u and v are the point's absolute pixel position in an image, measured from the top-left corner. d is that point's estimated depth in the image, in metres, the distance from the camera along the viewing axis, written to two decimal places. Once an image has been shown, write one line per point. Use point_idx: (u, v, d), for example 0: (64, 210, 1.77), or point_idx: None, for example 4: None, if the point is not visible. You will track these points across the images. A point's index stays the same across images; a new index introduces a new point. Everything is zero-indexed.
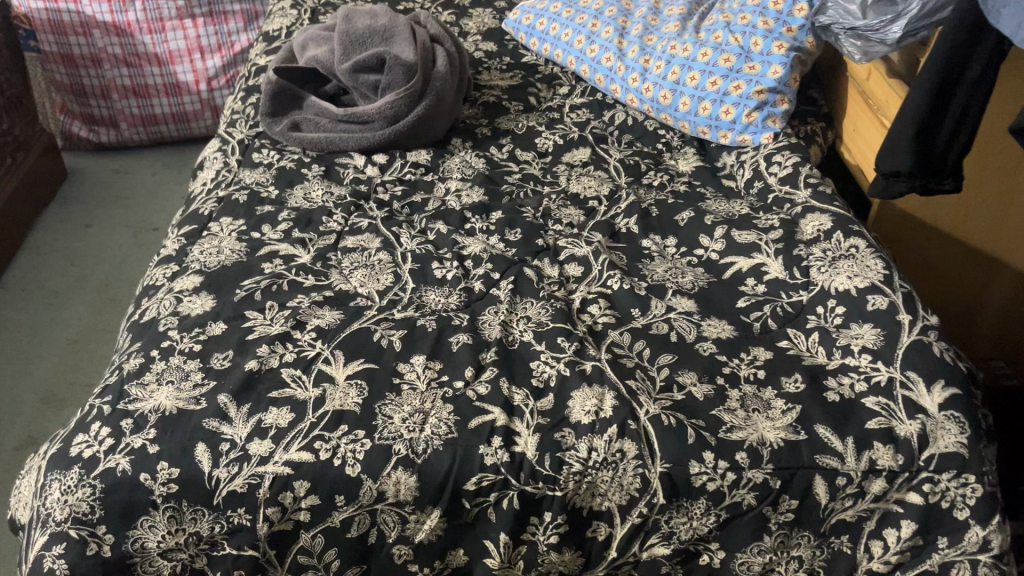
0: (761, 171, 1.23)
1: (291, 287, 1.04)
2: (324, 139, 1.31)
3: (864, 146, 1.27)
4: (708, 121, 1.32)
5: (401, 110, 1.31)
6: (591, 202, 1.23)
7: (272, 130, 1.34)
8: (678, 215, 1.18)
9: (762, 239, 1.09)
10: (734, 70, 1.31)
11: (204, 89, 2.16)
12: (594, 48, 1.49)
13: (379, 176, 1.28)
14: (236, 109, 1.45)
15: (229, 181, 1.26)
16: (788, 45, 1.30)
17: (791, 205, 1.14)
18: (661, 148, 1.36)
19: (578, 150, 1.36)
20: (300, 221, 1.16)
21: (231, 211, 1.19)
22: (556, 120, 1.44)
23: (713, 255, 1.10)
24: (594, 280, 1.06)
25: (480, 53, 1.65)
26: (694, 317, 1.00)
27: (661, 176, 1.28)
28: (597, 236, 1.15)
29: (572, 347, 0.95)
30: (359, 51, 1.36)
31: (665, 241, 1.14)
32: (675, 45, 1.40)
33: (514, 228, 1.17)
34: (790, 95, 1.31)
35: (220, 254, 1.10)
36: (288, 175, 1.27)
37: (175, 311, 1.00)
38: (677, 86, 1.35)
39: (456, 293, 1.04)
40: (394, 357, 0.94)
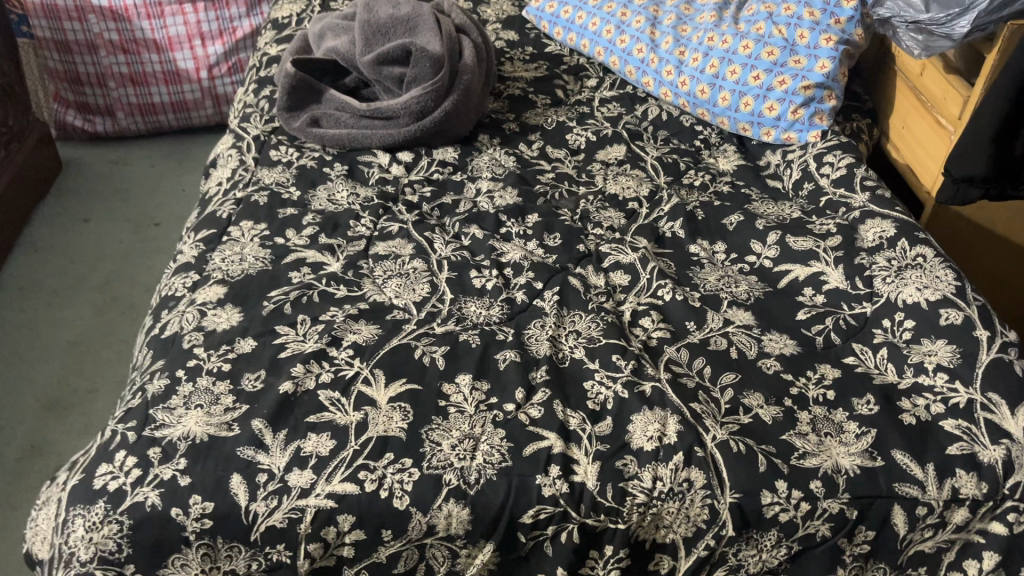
0: (811, 171, 1.17)
1: (322, 298, 0.97)
2: (346, 136, 1.25)
3: (915, 145, 1.22)
4: (750, 117, 1.26)
5: (428, 106, 1.24)
6: (632, 204, 1.17)
7: (291, 126, 1.27)
8: (726, 218, 1.12)
9: (819, 246, 1.04)
10: (779, 63, 1.25)
11: (205, 77, 2.08)
12: (625, 39, 1.42)
13: (405, 175, 1.21)
14: (250, 103, 1.37)
15: (247, 180, 1.19)
16: (837, 38, 1.23)
17: (846, 210, 1.08)
18: (699, 145, 1.30)
19: (612, 147, 1.29)
20: (326, 225, 1.09)
21: (251, 214, 1.12)
22: (586, 115, 1.38)
23: (767, 262, 1.04)
24: (643, 289, 1.00)
25: (501, 42, 1.58)
26: (753, 332, 0.95)
27: (702, 176, 1.22)
28: (642, 241, 1.08)
29: (629, 365, 0.89)
30: (383, 41, 1.28)
31: (714, 246, 1.08)
32: (713, 37, 1.33)
33: (552, 233, 1.11)
34: (838, 91, 1.24)
35: (242, 262, 1.03)
36: (310, 175, 1.20)
37: (200, 326, 0.93)
38: (716, 80, 1.29)
39: (499, 305, 0.98)
40: (438, 376, 0.88)
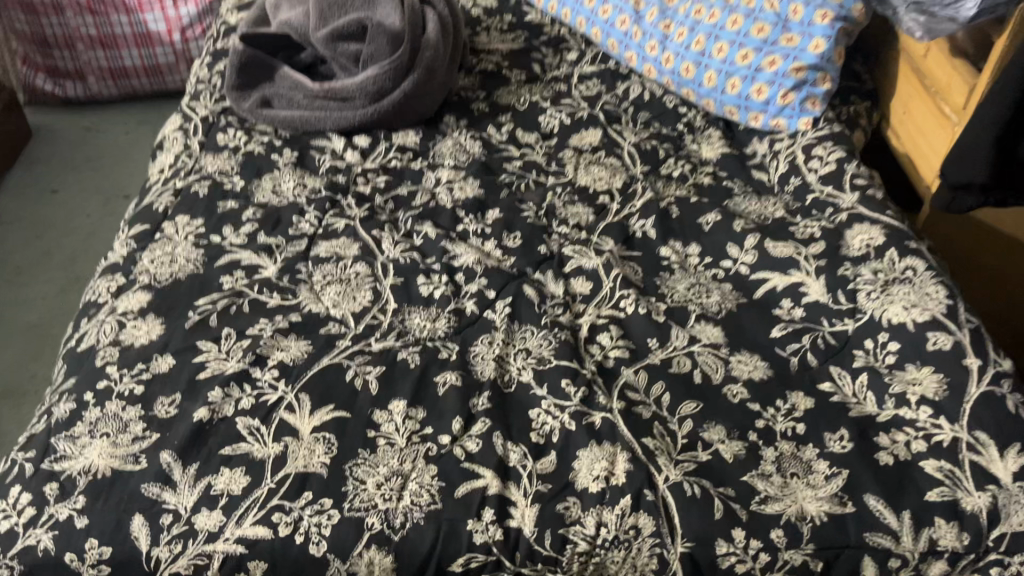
0: (799, 163, 1.07)
1: (252, 308, 0.89)
2: (299, 118, 1.15)
3: (916, 135, 1.11)
4: (736, 100, 1.16)
5: (386, 86, 1.14)
6: (602, 198, 1.08)
7: (240, 107, 1.18)
8: (703, 216, 1.02)
9: (801, 253, 0.94)
10: (769, 41, 1.13)
11: (178, 40, 1.97)
12: (608, 9, 1.32)
13: (359, 163, 1.12)
14: (202, 78, 1.28)
15: (189, 168, 1.11)
16: (833, 14, 1.11)
17: (834, 209, 0.98)
18: (682, 129, 1.20)
19: (587, 131, 1.20)
20: (267, 221, 1.01)
21: (188, 207, 1.04)
22: (563, 94, 1.28)
23: (743, 269, 0.95)
24: (604, 299, 0.92)
25: (478, 10, 1.48)
26: (720, 351, 0.86)
27: (682, 166, 1.13)
28: (608, 243, 1.00)
29: (578, 393, 0.80)
30: (339, 14, 1.18)
31: (686, 249, 0.99)
32: (700, 8, 1.21)
33: (512, 232, 1.02)
34: (834, 73, 1.13)
35: (172, 264, 0.95)
36: (256, 162, 1.11)
37: (117, 339, 0.86)
38: (701, 59, 1.19)
39: (445, 317, 0.90)
40: (370, 403, 0.80)
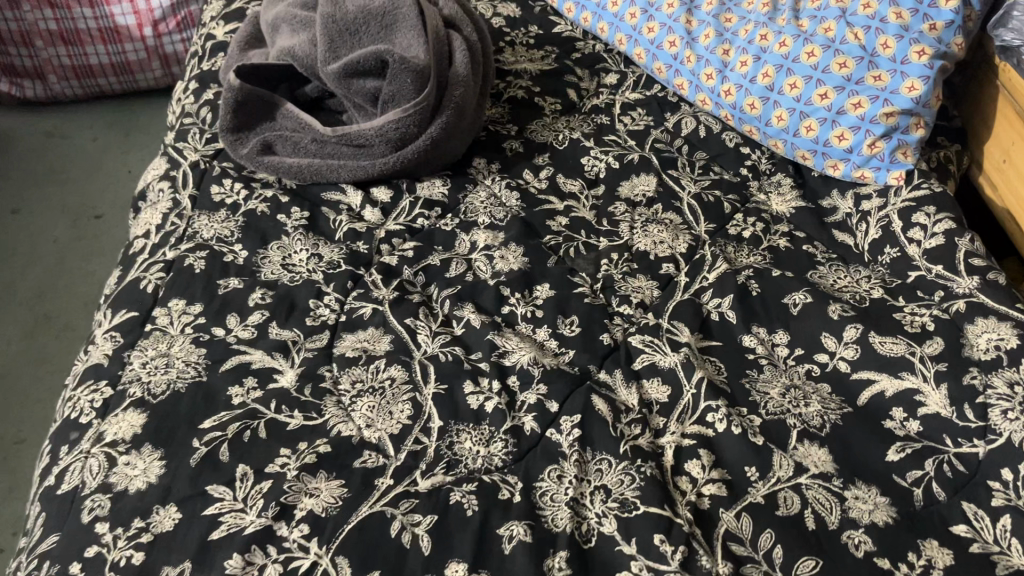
0: (895, 231, 0.92)
1: (270, 433, 0.74)
2: (308, 167, 0.99)
3: (1021, 187, 0.96)
4: (812, 145, 1.01)
5: (410, 131, 0.98)
6: (666, 267, 0.93)
7: (237, 153, 1.01)
8: (789, 294, 0.88)
9: (914, 352, 0.80)
10: (853, 80, 0.98)
11: (150, 35, 1.75)
12: (654, 28, 1.16)
13: (381, 223, 0.97)
14: (188, 111, 1.10)
15: (182, 232, 0.94)
16: (931, 50, 0.95)
17: (946, 295, 0.84)
18: (746, 173, 1.05)
19: (640, 177, 1.04)
20: (279, 308, 0.85)
21: (184, 287, 0.88)
22: (606, 127, 1.12)
23: (841, 366, 0.82)
24: (686, 410, 0.78)
25: (499, 19, 1.30)
26: (833, 484, 0.73)
27: (753, 224, 0.98)
28: (682, 331, 0.85)
29: (676, 553, 0.67)
30: (351, 43, 1.00)
31: (773, 338, 0.85)
32: (766, 33, 1.06)
33: (568, 316, 0.87)
34: (928, 118, 0.98)
35: (168, 370, 0.79)
36: (260, 226, 0.95)
37: (106, 482, 0.70)
38: (770, 94, 1.03)
39: (501, 440, 0.75)
40: (422, 567, 0.65)
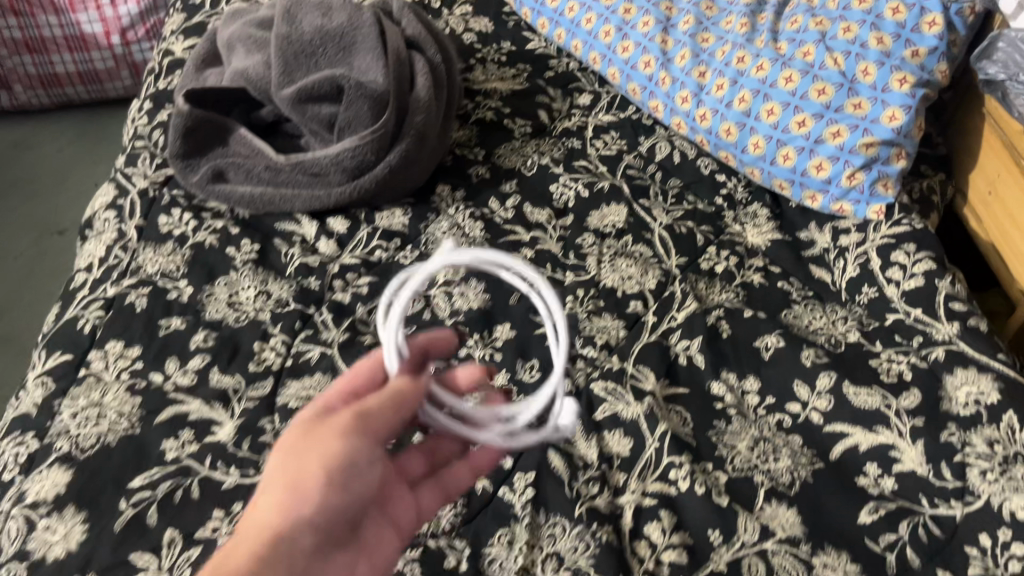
0: (873, 270, 0.88)
1: (203, 493, 0.70)
2: (261, 196, 0.94)
3: (1007, 221, 0.92)
4: (790, 174, 0.96)
5: (367, 159, 0.93)
6: (634, 305, 0.89)
7: (187, 180, 0.96)
8: (761, 337, 0.84)
9: (889, 405, 0.76)
10: (832, 107, 0.93)
11: (117, 43, 1.70)
12: (628, 47, 1.11)
13: (337, 255, 0.92)
14: (140, 133, 1.06)
15: (125, 266, 0.90)
16: (913, 79, 0.91)
17: (925, 341, 0.80)
18: (721, 203, 1.01)
19: (610, 206, 1.00)
20: (222, 353, 0.81)
21: (122, 328, 0.83)
22: (577, 152, 1.07)
23: (814, 417, 0.77)
24: (648, 466, 0.74)
25: (470, 35, 1.25)
26: (800, 550, 0.68)
27: (726, 258, 0.94)
28: (647, 377, 0.81)
29: None
30: (307, 66, 0.95)
31: (743, 384, 0.81)
32: (743, 56, 1.01)
33: (528, 360, 0.83)
34: (910, 148, 0.93)
35: (99, 422, 0.75)
36: (208, 259, 0.90)
37: (24, 549, 0.66)
38: (746, 119, 0.99)
39: (450, 500, 0.71)
40: None
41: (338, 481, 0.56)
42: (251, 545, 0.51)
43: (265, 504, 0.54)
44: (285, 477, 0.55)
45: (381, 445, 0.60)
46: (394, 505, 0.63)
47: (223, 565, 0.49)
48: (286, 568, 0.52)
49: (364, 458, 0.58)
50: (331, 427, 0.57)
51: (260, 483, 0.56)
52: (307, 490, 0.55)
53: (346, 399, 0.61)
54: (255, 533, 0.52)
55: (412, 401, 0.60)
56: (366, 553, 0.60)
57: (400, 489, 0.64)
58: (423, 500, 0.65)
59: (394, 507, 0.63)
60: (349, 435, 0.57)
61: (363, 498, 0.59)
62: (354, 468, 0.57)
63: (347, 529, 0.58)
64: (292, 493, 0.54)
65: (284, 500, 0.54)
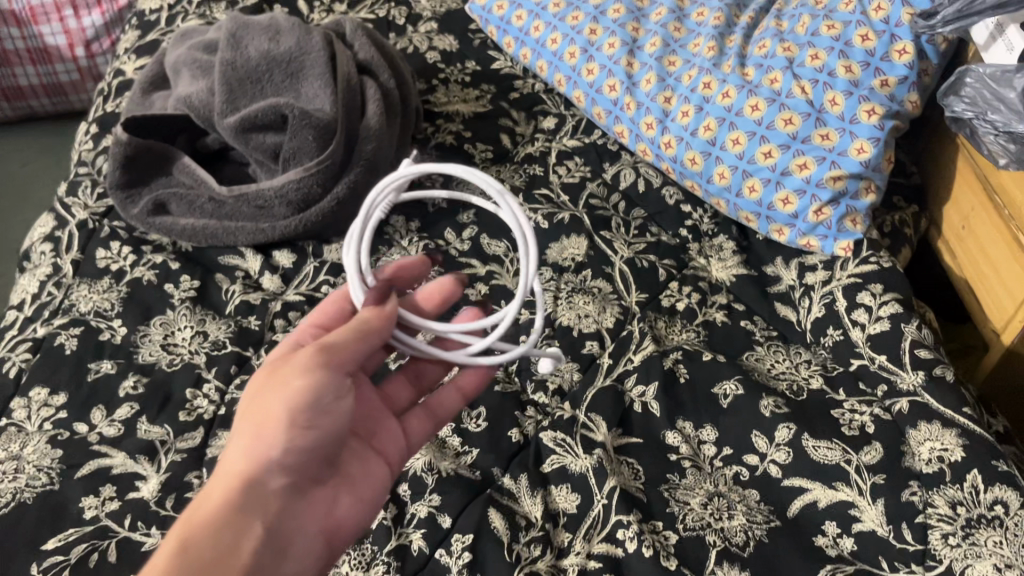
0: (838, 310, 0.84)
1: (120, 557, 0.66)
2: (203, 230, 0.91)
3: (981, 258, 0.88)
4: (756, 207, 0.93)
5: (313, 192, 0.89)
6: (589, 345, 0.85)
7: (127, 212, 0.92)
8: (719, 383, 0.80)
9: (849, 460, 0.72)
10: (799, 138, 0.90)
11: (82, 56, 1.65)
12: (593, 69, 1.07)
13: (281, 292, 0.88)
14: (84, 160, 1.02)
15: (57, 305, 0.86)
16: (882, 110, 0.87)
17: (889, 390, 0.76)
18: (686, 235, 0.97)
19: (569, 238, 0.96)
20: (152, 401, 0.77)
21: (48, 372, 0.79)
22: (539, 179, 1.03)
23: (772, 471, 0.73)
24: (594, 526, 0.70)
25: (434, 54, 1.21)
26: None
27: (688, 294, 0.90)
28: (599, 427, 0.77)
29: None
30: (252, 93, 0.92)
31: (700, 434, 0.77)
32: (710, 81, 0.97)
33: (475, 408, 0.79)
34: (879, 181, 0.89)
35: (16, 478, 0.71)
36: (144, 297, 0.86)
37: None
38: (711, 148, 0.95)
39: (382, 564, 0.67)
40: None
41: (304, 422, 0.59)
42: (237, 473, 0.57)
43: (233, 454, 0.58)
44: (254, 419, 0.59)
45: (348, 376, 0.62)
46: (376, 434, 0.69)
47: (196, 513, 0.54)
48: (260, 509, 0.56)
49: (331, 392, 0.61)
50: (293, 367, 0.60)
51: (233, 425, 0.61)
52: (272, 436, 0.58)
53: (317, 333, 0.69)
54: (229, 477, 0.57)
55: (380, 326, 0.62)
56: (348, 483, 0.65)
57: (384, 419, 0.70)
58: (409, 427, 0.72)
59: (379, 437, 0.69)
60: (311, 372, 0.59)
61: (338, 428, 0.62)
62: (322, 404, 0.60)
63: (323, 464, 0.62)
64: (258, 438, 0.57)
65: (253, 440, 0.58)
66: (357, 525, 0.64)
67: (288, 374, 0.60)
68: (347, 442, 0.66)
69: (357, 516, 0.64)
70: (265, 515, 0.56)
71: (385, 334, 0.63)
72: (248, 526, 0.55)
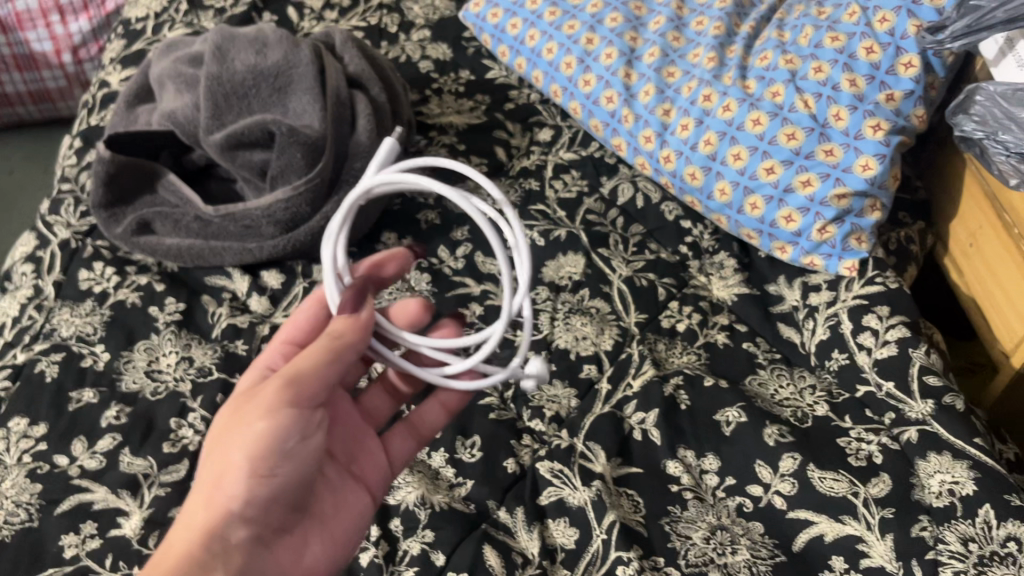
0: (844, 333, 0.81)
1: None
2: (189, 249, 0.88)
3: (989, 278, 0.85)
4: (758, 224, 0.90)
5: (302, 211, 0.87)
6: (587, 369, 0.82)
7: (111, 231, 0.90)
8: (721, 409, 0.77)
9: (857, 492, 0.69)
10: (802, 153, 0.87)
11: (68, 62, 1.61)
12: (590, 80, 1.04)
13: (269, 314, 0.86)
14: (68, 176, 0.99)
15: (38, 329, 0.83)
16: (888, 125, 0.84)
17: (897, 419, 0.74)
18: (686, 251, 0.94)
19: (566, 256, 0.93)
20: (135, 432, 0.74)
21: (28, 401, 0.77)
22: (535, 194, 1.01)
23: (776, 502, 0.71)
24: (592, 563, 0.67)
25: (427, 63, 1.18)
26: None
27: (689, 315, 0.87)
28: (598, 456, 0.74)
29: None
30: (238, 108, 0.89)
31: (701, 463, 0.75)
32: (709, 94, 0.95)
33: (469, 437, 0.76)
34: (884, 199, 0.87)
35: None
36: (128, 321, 0.83)
37: None
38: (711, 163, 0.92)
39: None
40: None
41: (265, 468, 0.58)
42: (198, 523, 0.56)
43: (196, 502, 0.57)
44: (216, 467, 0.58)
45: (316, 409, 0.61)
46: (356, 460, 0.68)
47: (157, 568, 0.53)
48: (223, 562, 0.55)
49: (294, 432, 0.59)
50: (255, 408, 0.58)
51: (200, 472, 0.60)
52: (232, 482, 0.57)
53: (288, 352, 0.68)
54: (191, 527, 0.56)
55: (354, 339, 0.60)
56: (326, 516, 0.64)
57: (364, 443, 0.69)
58: (389, 447, 0.71)
59: (359, 462, 0.68)
60: (275, 413, 0.58)
61: (306, 468, 0.61)
62: (285, 447, 0.59)
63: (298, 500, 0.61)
64: (217, 488, 0.57)
65: (215, 489, 0.57)
66: (331, 566, 0.63)
67: (250, 417, 0.58)
68: (322, 473, 0.65)
69: (331, 555, 0.63)
70: (228, 569, 0.55)
71: (359, 349, 0.60)
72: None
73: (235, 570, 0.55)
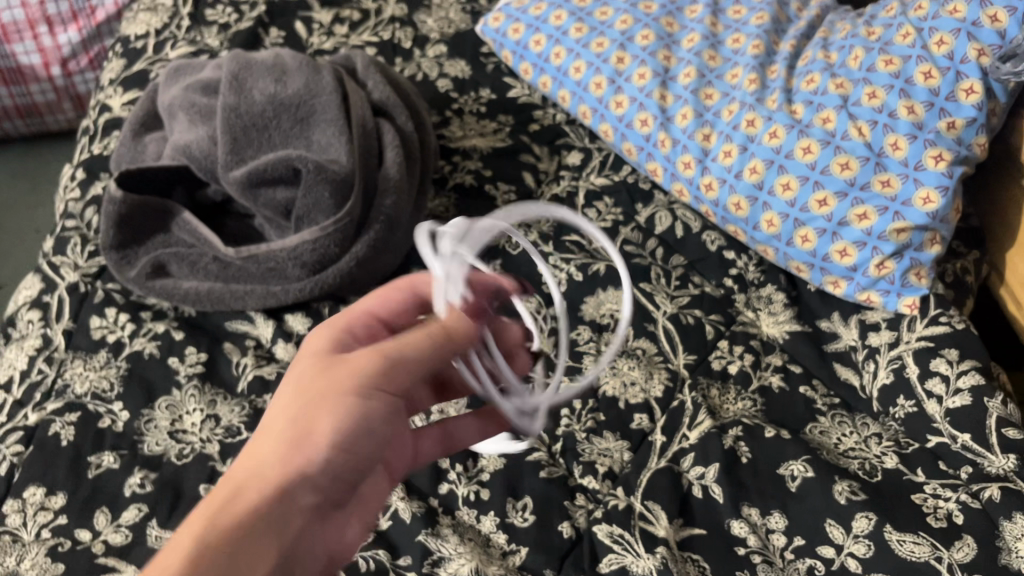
0: (910, 378, 0.78)
1: None
2: (209, 293, 0.82)
3: None
4: (810, 257, 0.86)
5: (330, 253, 0.81)
6: (638, 419, 0.78)
7: (124, 273, 0.84)
8: (786, 463, 0.73)
9: (940, 557, 0.66)
10: (858, 184, 0.83)
11: (58, 75, 1.52)
12: (623, 102, 0.99)
13: (296, 361, 0.80)
14: (71, 212, 0.92)
15: (49, 385, 0.77)
16: (949, 156, 0.80)
17: (975, 474, 0.71)
18: (731, 284, 0.90)
19: (607, 291, 0.88)
20: (162, 501, 0.69)
21: (43, 468, 0.71)
22: (568, 224, 0.96)
23: (851, 565, 0.67)
24: None
25: (445, 82, 1.12)
26: None
27: (740, 356, 0.83)
28: (659, 519, 0.70)
29: None
30: (258, 142, 0.83)
31: (767, 522, 0.70)
32: (754, 119, 0.90)
33: (519, 499, 0.72)
34: (945, 232, 0.83)
35: None
36: (147, 374, 0.78)
37: None
38: (759, 193, 0.88)
39: None
40: None
41: (346, 441, 0.50)
42: (270, 480, 0.47)
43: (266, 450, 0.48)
44: (297, 422, 0.49)
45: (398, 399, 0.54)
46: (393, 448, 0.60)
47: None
48: (287, 525, 0.45)
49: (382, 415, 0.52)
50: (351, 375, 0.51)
51: (264, 423, 0.50)
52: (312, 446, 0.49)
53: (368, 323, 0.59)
54: (252, 494, 0.45)
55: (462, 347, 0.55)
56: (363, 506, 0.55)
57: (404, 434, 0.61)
58: (421, 443, 0.63)
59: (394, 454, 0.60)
60: (368, 393, 0.51)
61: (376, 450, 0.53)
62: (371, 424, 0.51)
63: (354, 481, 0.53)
64: (297, 445, 0.48)
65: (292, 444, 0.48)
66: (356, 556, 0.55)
67: (338, 383, 0.50)
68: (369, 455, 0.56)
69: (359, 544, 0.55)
70: (290, 534, 0.46)
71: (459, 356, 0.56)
72: (273, 544, 0.44)
73: (297, 537, 0.46)
